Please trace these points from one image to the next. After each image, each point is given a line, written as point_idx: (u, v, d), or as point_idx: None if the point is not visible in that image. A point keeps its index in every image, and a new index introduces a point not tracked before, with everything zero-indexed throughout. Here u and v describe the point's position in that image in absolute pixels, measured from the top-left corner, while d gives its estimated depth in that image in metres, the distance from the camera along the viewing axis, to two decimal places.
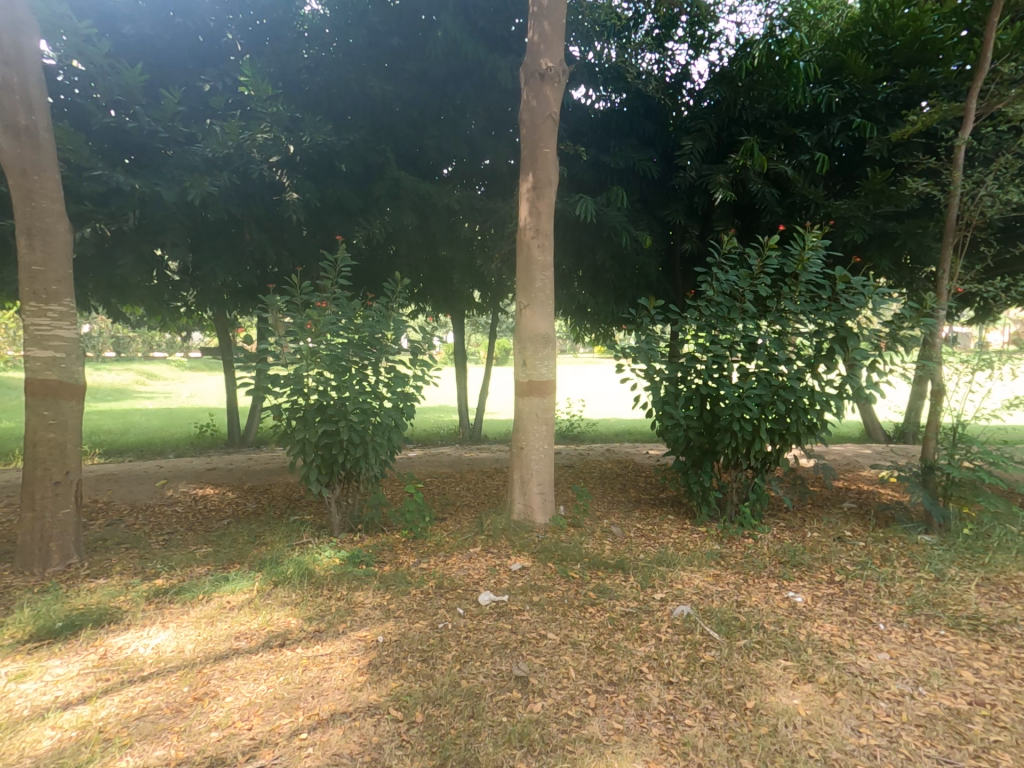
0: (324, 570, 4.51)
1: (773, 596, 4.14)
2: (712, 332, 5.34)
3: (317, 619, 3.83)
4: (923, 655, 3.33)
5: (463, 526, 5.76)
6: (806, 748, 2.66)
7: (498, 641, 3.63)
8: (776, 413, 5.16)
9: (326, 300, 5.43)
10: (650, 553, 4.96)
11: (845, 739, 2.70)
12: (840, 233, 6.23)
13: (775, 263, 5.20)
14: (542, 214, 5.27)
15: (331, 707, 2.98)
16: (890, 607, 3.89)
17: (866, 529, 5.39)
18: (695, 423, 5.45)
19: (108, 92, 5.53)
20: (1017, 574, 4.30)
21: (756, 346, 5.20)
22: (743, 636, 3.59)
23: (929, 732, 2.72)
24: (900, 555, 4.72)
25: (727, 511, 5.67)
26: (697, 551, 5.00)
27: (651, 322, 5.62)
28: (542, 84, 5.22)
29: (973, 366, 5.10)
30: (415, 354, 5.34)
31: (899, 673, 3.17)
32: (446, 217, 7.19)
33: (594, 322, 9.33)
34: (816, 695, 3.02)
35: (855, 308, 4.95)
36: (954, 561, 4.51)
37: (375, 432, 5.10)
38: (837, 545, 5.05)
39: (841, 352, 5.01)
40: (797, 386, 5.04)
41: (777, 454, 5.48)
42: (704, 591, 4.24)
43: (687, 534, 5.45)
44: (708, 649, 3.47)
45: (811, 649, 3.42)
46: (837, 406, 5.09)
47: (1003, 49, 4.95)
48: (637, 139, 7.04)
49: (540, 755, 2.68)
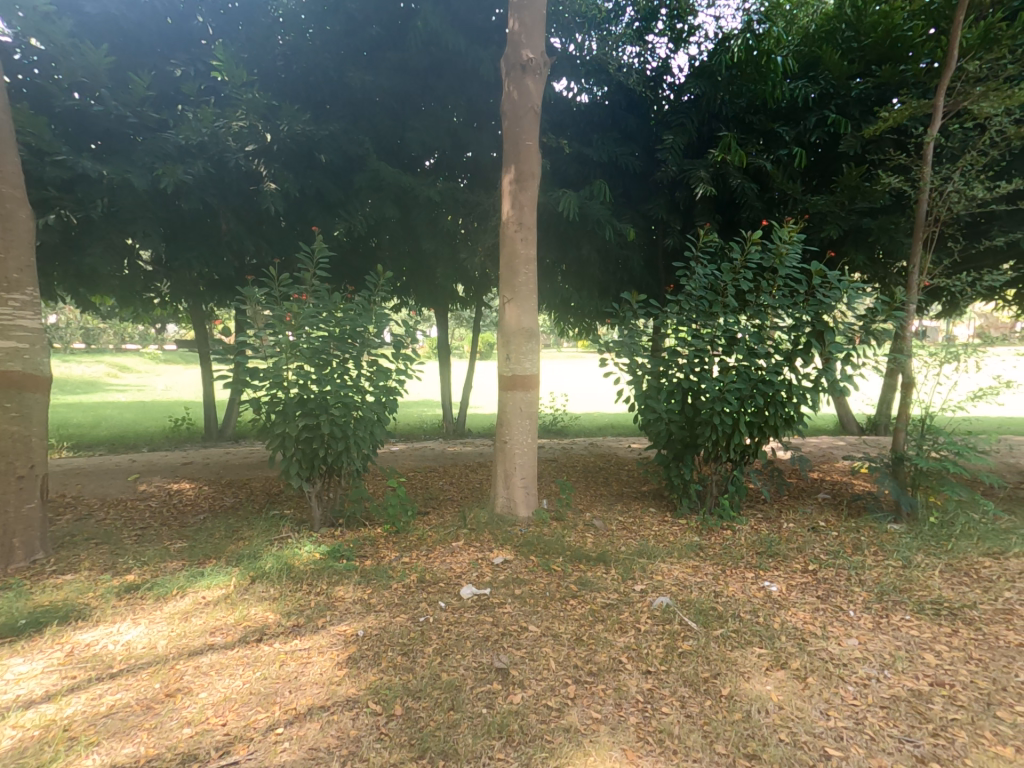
0: (303, 565, 4.47)
1: (749, 586, 4.20)
2: (693, 325, 5.38)
3: (295, 613, 3.80)
4: (889, 640, 3.41)
5: (446, 520, 5.75)
6: (777, 733, 2.71)
7: (479, 633, 3.64)
8: (755, 405, 5.22)
9: (304, 291, 5.36)
10: (631, 545, 5.01)
11: (814, 722, 2.76)
12: (817, 228, 6.32)
13: (755, 257, 5.26)
14: (523, 207, 5.25)
15: (308, 701, 2.95)
16: (860, 594, 3.99)
17: (840, 520, 5.51)
18: (676, 416, 5.49)
19: (72, 75, 5.35)
20: (981, 560, 4.43)
21: (736, 340, 5.25)
22: (719, 626, 3.65)
23: (893, 714, 2.80)
24: (871, 544, 4.84)
25: (707, 503, 5.74)
26: (677, 543, 5.06)
27: (633, 316, 5.65)
28: (523, 75, 5.19)
29: (941, 359, 5.22)
30: (398, 347, 5.30)
31: (866, 658, 3.25)
32: (428, 209, 7.12)
33: (577, 316, 9.36)
34: (788, 681, 3.08)
35: (832, 302, 5.03)
36: (921, 548, 4.63)
37: (357, 426, 5.05)
38: (812, 535, 5.15)
39: (818, 346, 5.08)
40: (775, 379, 5.10)
41: (755, 447, 5.56)
42: (682, 582, 4.29)
43: (667, 526, 5.51)
44: (685, 639, 3.52)
45: (785, 637, 3.49)
46: (813, 399, 5.17)
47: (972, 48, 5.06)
48: (619, 133, 7.05)
49: (518, 745, 2.70)
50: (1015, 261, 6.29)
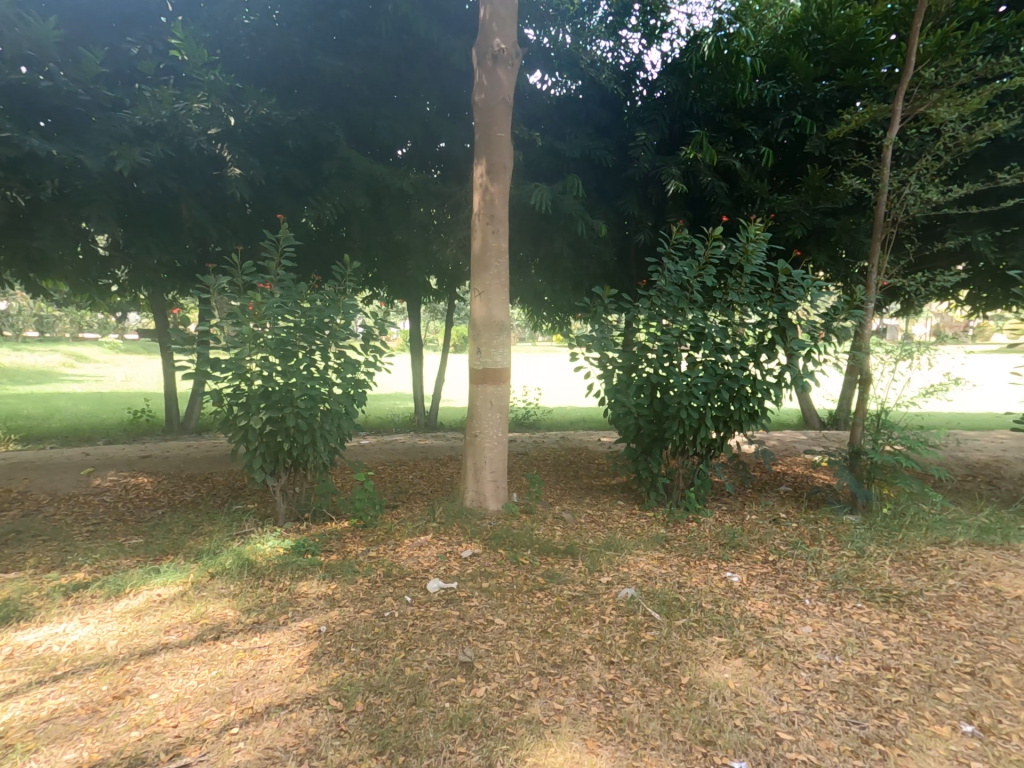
0: (265, 560, 4.37)
1: (712, 577, 4.29)
2: (662, 321, 5.41)
3: (256, 610, 3.71)
4: (840, 627, 3.53)
5: (415, 514, 5.69)
6: (732, 719, 2.77)
7: (444, 627, 3.61)
8: (721, 401, 5.32)
9: (268, 281, 5.21)
10: (599, 538, 5.05)
11: (767, 708, 2.84)
12: (784, 227, 6.46)
13: (721, 254, 5.35)
14: (494, 200, 5.20)
15: (266, 700, 2.89)
16: (815, 584, 4.11)
17: (799, 511, 5.68)
18: (645, 411, 5.55)
19: (15, 48, 5.03)
20: (927, 549, 4.61)
21: (704, 336, 5.31)
22: (682, 616, 3.71)
23: (841, 697, 2.89)
24: (827, 535, 4.99)
25: (674, 496, 5.84)
26: (645, 535, 5.13)
27: (604, 311, 5.66)
28: (495, 65, 5.12)
29: (896, 356, 5.39)
30: (367, 339, 5.21)
31: (819, 644, 3.35)
32: (400, 200, 7.01)
33: (550, 311, 9.39)
34: (745, 668, 3.16)
35: (795, 300, 5.16)
36: (873, 538, 4.81)
37: (324, 419, 4.95)
38: (772, 527, 5.29)
39: (782, 343, 5.20)
40: (740, 375, 5.21)
41: (721, 441, 5.65)
42: (648, 574, 4.35)
43: (635, 519, 5.59)
44: (648, 629, 3.57)
45: (744, 626, 3.57)
46: (776, 394, 5.31)
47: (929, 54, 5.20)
48: (591, 128, 7.05)
49: (481, 738, 2.69)
50: (969, 264, 6.53)
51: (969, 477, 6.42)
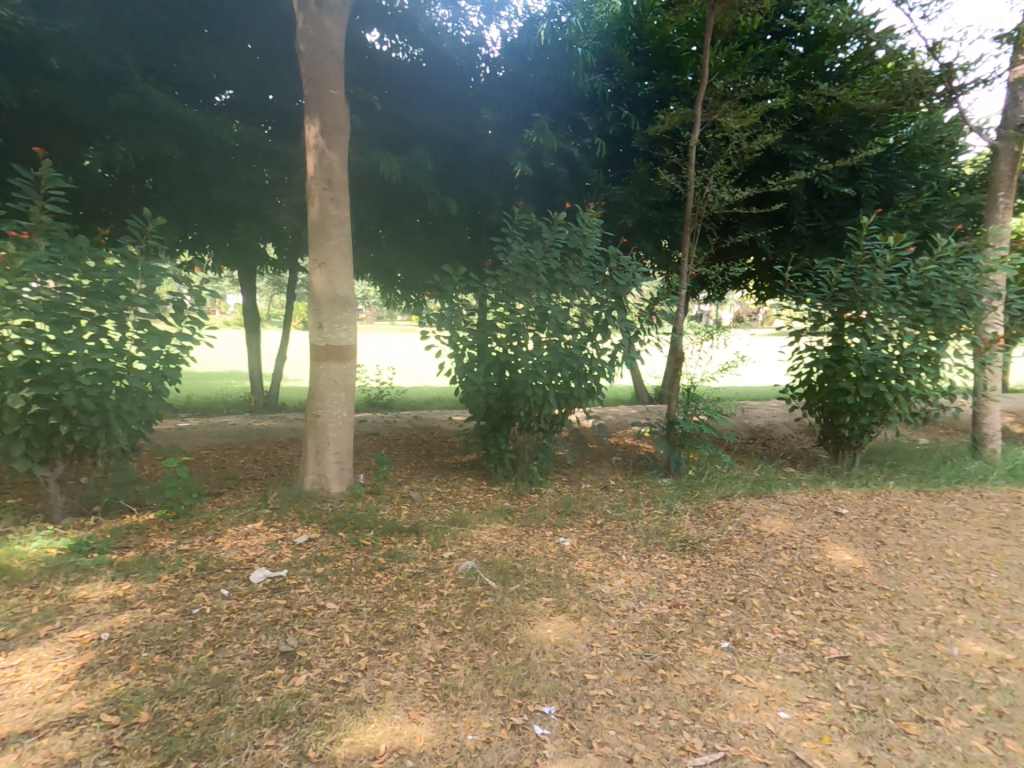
0: (28, 564, 3.57)
1: (547, 543, 4.47)
2: (509, 301, 5.45)
3: (6, 626, 3.00)
4: (648, 576, 3.90)
5: (243, 501, 5.09)
6: (549, 669, 2.90)
7: (266, 618, 3.26)
8: (564, 378, 5.51)
9: (30, 230, 4.20)
10: (445, 515, 4.98)
11: (580, 654, 3.01)
12: (616, 216, 6.91)
13: (563, 238, 5.52)
14: (332, 166, 4.75)
15: (7, 730, 2.33)
16: (633, 541, 4.50)
17: (626, 478, 6.20)
18: (494, 389, 5.56)
19: None
20: (719, 501, 5.32)
21: (548, 316, 5.45)
22: (516, 582, 3.80)
23: (640, 635, 3.19)
24: (645, 496, 5.52)
25: (519, 470, 6.00)
26: (490, 509, 5.19)
27: (454, 290, 5.56)
28: (320, 13, 4.64)
29: (700, 337, 6.09)
30: (178, 310, 4.28)
31: (629, 593, 3.66)
32: (217, 154, 6.03)
33: (402, 288, 9.06)
34: (566, 622, 3.32)
35: (625, 285, 5.54)
36: (680, 497, 5.42)
37: (120, 401, 4.09)
38: (602, 493, 5.69)
39: (616, 323, 5.54)
40: (580, 353, 5.44)
41: (563, 417, 5.87)
42: (489, 546, 4.38)
43: (481, 494, 5.64)
44: (483, 597, 3.59)
45: (569, 584, 3.77)
46: (611, 371, 5.64)
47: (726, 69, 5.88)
48: (439, 102, 6.66)
49: (293, 727, 2.47)
50: (755, 258, 7.58)
51: (753, 439, 7.59)
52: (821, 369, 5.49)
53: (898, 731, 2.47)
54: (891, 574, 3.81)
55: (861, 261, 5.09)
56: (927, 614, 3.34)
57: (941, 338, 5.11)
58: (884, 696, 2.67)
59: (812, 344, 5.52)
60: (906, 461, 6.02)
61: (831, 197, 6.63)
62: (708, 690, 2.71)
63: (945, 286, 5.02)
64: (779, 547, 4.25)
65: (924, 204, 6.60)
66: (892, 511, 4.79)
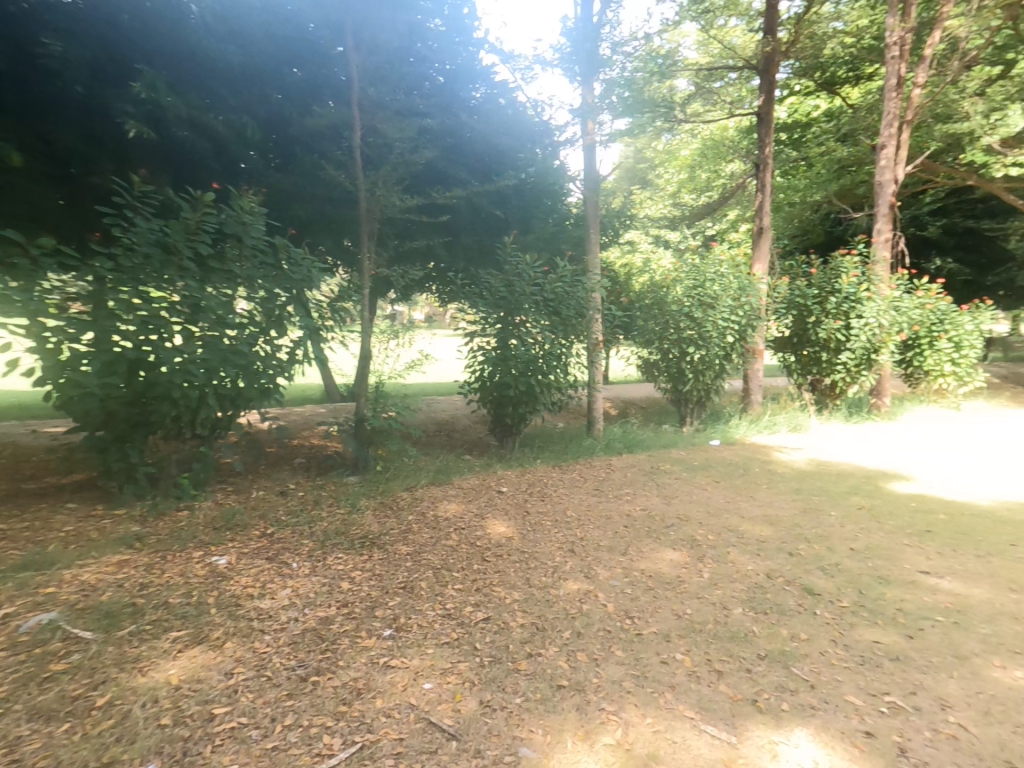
0: None
1: (192, 566, 3.44)
2: (141, 287, 4.06)
3: None
4: (319, 580, 3.31)
5: None
6: (156, 719, 2.17)
7: None
8: (226, 379, 4.36)
9: None
10: (9, 559, 3.36)
11: (211, 688, 2.35)
12: (284, 204, 5.80)
13: (212, 218, 4.28)
14: None
15: None
16: (308, 545, 3.79)
17: (307, 480, 5.23)
18: (119, 394, 4.08)
19: None
20: (404, 491, 4.91)
21: (200, 308, 4.23)
22: (129, 623, 2.78)
23: (297, 646, 2.66)
24: (328, 497, 4.73)
25: (162, 487, 4.46)
26: (105, 539, 3.74)
27: (43, 263, 3.83)
28: None
29: (384, 334, 5.80)
30: None
31: (294, 603, 3.05)
32: None
33: None
34: (201, 655, 2.57)
35: (301, 280, 4.62)
36: (365, 492, 4.84)
37: None
38: (279, 498, 4.70)
39: (292, 318, 4.61)
40: (247, 349, 4.38)
41: (228, 422, 4.61)
42: (90, 587, 3.13)
43: (89, 523, 4.00)
44: (63, 657, 2.52)
45: (215, 609, 2.95)
46: (289, 370, 4.69)
47: (383, 75, 5.27)
48: None
49: None
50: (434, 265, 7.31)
51: (437, 428, 7.53)
52: (488, 367, 5.61)
53: (511, 672, 2.49)
54: (531, 537, 3.91)
55: (512, 271, 5.59)
56: (550, 566, 3.46)
57: (586, 337, 5.96)
58: (507, 643, 2.69)
59: (481, 345, 5.62)
60: (551, 443, 6.43)
61: (489, 218, 7.15)
62: (360, 683, 2.40)
63: (570, 296, 5.75)
64: (451, 529, 4.04)
65: (551, 233, 7.79)
66: (541, 485, 4.95)
